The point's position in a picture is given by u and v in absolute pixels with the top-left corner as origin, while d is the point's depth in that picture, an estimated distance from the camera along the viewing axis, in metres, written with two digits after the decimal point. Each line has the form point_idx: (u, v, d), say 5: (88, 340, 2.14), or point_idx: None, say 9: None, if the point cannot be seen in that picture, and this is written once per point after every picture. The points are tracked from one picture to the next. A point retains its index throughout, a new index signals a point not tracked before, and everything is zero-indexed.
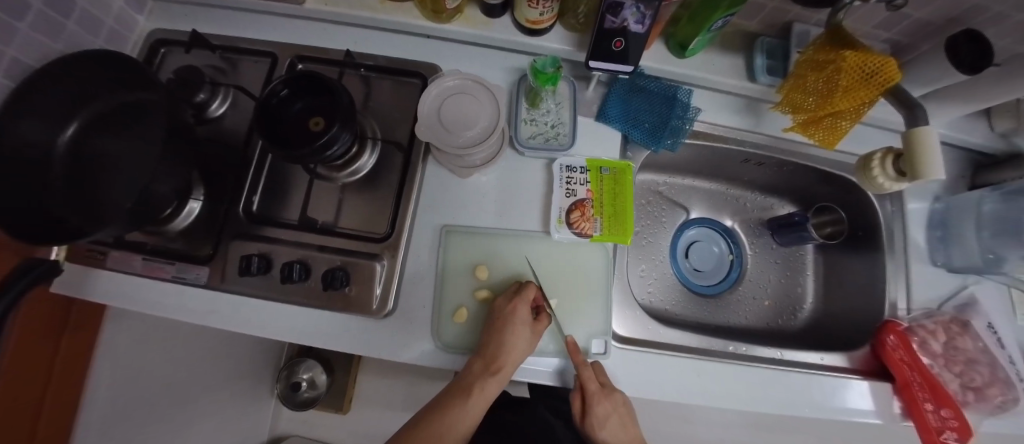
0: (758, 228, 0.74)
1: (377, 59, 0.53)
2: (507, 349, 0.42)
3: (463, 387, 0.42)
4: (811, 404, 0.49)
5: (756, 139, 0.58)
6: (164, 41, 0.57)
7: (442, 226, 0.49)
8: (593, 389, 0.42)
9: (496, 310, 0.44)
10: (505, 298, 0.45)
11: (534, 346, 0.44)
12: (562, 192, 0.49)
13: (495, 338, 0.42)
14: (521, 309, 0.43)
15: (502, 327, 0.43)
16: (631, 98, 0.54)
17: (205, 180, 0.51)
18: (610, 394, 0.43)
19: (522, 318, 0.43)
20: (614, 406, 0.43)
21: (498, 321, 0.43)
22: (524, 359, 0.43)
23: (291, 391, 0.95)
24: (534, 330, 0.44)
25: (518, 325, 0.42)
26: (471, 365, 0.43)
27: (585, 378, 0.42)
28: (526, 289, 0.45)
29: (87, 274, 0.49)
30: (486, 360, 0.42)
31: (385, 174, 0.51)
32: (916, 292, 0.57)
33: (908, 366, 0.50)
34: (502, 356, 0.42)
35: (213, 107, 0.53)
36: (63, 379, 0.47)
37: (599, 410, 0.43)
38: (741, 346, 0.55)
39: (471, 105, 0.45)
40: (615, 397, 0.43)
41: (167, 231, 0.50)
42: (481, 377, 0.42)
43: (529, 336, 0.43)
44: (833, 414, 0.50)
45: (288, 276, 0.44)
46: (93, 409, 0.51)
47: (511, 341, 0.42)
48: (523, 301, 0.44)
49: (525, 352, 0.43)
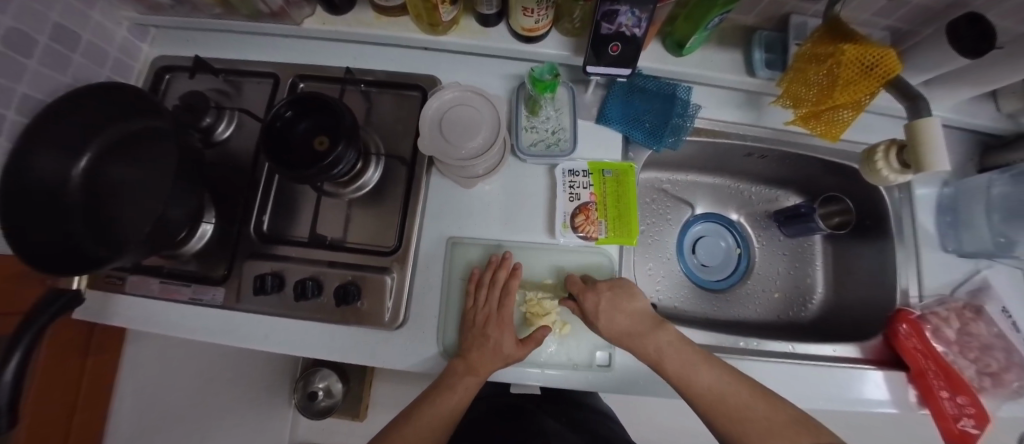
0: (765, 221, 0.74)
1: (376, 74, 0.54)
2: (487, 348, 0.43)
3: (445, 388, 0.43)
4: (818, 392, 0.50)
5: (759, 133, 0.58)
6: (168, 67, 0.59)
7: (447, 238, 0.50)
8: (640, 328, 0.43)
9: (477, 303, 0.46)
10: (488, 289, 0.46)
11: (524, 351, 0.44)
12: (566, 197, 0.50)
13: (477, 340, 0.43)
14: (507, 301, 0.45)
15: (486, 322, 0.44)
16: (629, 98, 0.54)
17: (215, 200, 0.52)
18: (670, 350, 0.42)
19: (509, 313, 0.45)
20: (678, 360, 0.42)
21: (482, 315, 0.45)
22: (506, 362, 0.43)
23: (308, 401, 0.97)
24: (590, 305, 0.44)
25: (505, 324, 0.44)
26: (452, 365, 0.43)
27: (629, 322, 0.43)
28: (573, 275, 0.46)
29: (107, 299, 0.52)
30: (468, 361, 0.43)
31: (389, 187, 0.51)
32: (926, 278, 0.57)
33: (922, 354, 0.51)
34: (482, 355, 0.43)
35: (219, 130, 0.54)
36: (94, 398, 0.50)
37: (669, 368, 0.41)
38: (752, 341, 0.55)
39: (473, 116, 0.46)
40: (672, 339, 0.43)
41: (182, 254, 0.51)
42: (463, 376, 0.43)
43: (512, 333, 0.44)
44: (841, 406, 0.50)
45: (302, 294, 0.45)
46: (121, 428, 0.53)
47: (494, 339, 0.43)
48: (577, 286, 0.45)
49: (510, 353, 0.43)
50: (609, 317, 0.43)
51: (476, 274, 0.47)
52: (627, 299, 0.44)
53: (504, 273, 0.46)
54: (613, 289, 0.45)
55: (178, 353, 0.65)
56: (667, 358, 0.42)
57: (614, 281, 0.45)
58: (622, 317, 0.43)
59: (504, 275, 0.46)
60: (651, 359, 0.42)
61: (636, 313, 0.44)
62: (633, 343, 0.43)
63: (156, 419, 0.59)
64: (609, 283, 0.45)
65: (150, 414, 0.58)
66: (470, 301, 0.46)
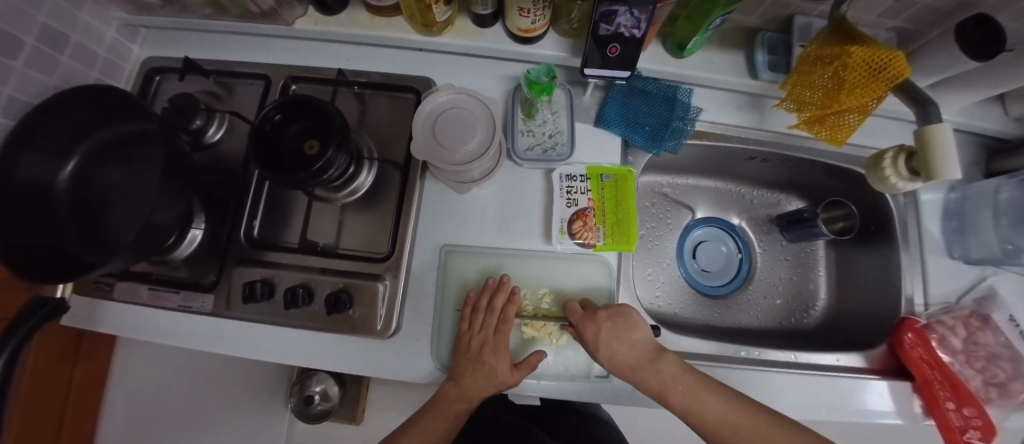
0: (766, 225, 0.72)
1: (370, 76, 0.53)
2: (481, 375, 0.42)
3: (435, 412, 0.45)
4: (820, 403, 0.49)
5: (760, 137, 0.57)
6: (159, 69, 0.57)
7: (441, 245, 0.49)
8: (641, 360, 0.42)
9: (472, 326, 0.44)
10: (485, 314, 0.45)
11: (518, 376, 0.43)
12: (563, 202, 0.48)
13: (470, 362, 0.43)
14: (505, 326, 0.44)
15: (482, 347, 0.43)
16: (629, 101, 0.53)
17: (206, 205, 0.51)
18: (673, 382, 0.41)
19: (506, 338, 0.44)
20: (684, 394, 0.41)
21: (477, 340, 0.43)
22: (500, 388, 0.43)
23: (303, 404, 0.96)
24: (590, 334, 0.42)
25: (501, 351, 0.43)
26: (444, 391, 0.43)
27: (629, 355, 0.42)
28: (571, 303, 0.44)
29: (95, 306, 0.50)
30: (460, 387, 0.43)
31: (382, 192, 0.50)
32: (931, 285, 0.56)
33: (928, 365, 0.49)
34: (474, 382, 0.42)
35: (209, 133, 0.53)
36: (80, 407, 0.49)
37: (671, 399, 0.41)
38: (753, 350, 0.53)
39: (467, 120, 0.44)
40: (676, 374, 0.42)
41: (171, 259, 0.50)
42: (453, 402, 0.44)
43: (507, 360, 0.43)
44: (846, 417, 0.49)
45: (292, 302, 0.44)
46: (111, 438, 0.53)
47: (489, 365, 0.42)
48: (577, 315, 0.43)
49: (503, 379, 0.42)
50: (609, 350, 0.42)
51: (473, 297, 0.45)
52: (626, 327, 0.43)
53: (502, 298, 0.45)
54: (611, 317, 0.43)
55: (170, 360, 0.65)
56: (669, 390, 0.41)
57: (613, 311, 0.44)
58: (621, 348, 0.42)
59: (501, 301, 0.45)
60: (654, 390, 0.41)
61: (637, 344, 0.43)
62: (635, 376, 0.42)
63: (151, 427, 0.59)
64: (607, 311, 0.43)
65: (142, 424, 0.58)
66: (465, 324, 0.45)
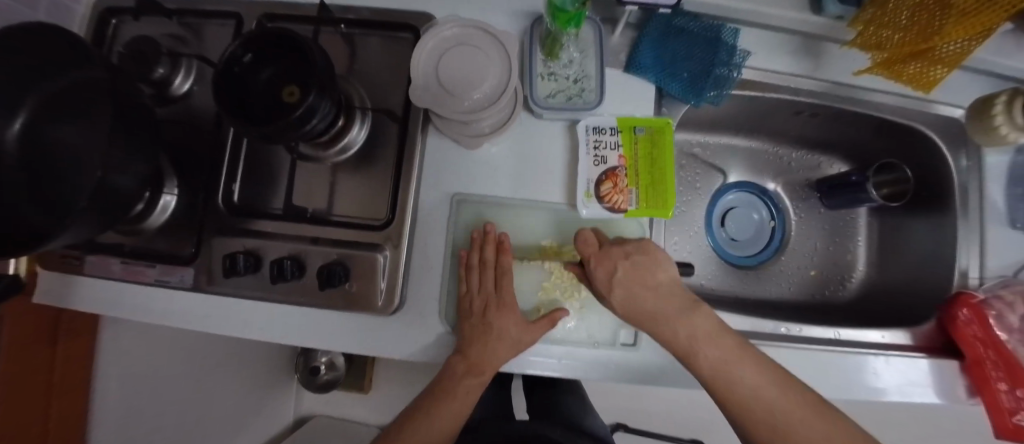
0: (805, 190, 0.66)
1: (360, 11, 0.45)
2: (492, 339, 0.38)
3: (446, 391, 0.40)
4: (846, 386, 0.44)
5: (814, 86, 0.49)
6: (112, 9, 0.48)
7: (452, 194, 0.42)
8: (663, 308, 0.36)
9: (472, 286, 0.39)
10: (480, 271, 0.40)
11: (533, 335, 0.39)
12: (590, 159, 0.42)
13: (478, 339, 0.38)
14: (505, 280, 0.40)
15: (486, 308, 0.39)
16: (667, 41, 0.45)
17: (177, 167, 0.45)
18: (700, 335, 0.35)
19: (510, 295, 0.40)
20: (710, 349, 0.35)
21: (480, 301, 0.39)
22: (515, 351, 0.39)
23: (308, 375, 0.91)
24: (603, 274, 0.38)
25: (506, 307, 0.39)
26: (451, 365, 0.39)
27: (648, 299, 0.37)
28: (585, 231, 0.39)
29: (65, 283, 0.44)
30: (469, 363, 0.39)
31: (380, 150, 0.43)
32: (988, 258, 0.50)
33: (982, 343, 0.45)
34: (486, 356, 0.38)
35: (176, 83, 0.45)
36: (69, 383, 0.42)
37: (696, 357, 0.35)
38: (793, 326, 0.48)
39: (476, 60, 0.37)
40: (706, 326, 0.36)
41: (144, 230, 0.44)
42: (467, 384, 0.40)
43: (516, 315, 0.39)
44: (859, 396, 0.44)
45: (280, 275, 0.38)
46: (106, 427, 0.46)
47: (497, 326, 0.38)
48: (591, 248, 0.38)
49: (518, 339, 0.39)
50: (625, 290, 0.37)
51: (464, 255, 0.41)
52: (650, 270, 0.38)
53: (493, 249, 0.40)
54: (630, 256, 0.38)
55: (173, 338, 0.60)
56: (697, 346, 0.35)
57: (634, 248, 0.38)
58: (642, 291, 0.37)
59: (493, 252, 0.40)
60: (675, 343, 0.36)
61: (659, 287, 0.37)
62: (656, 324, 0.36)
63: (158, 407, 0.55)
64: (626, 249, 0.38)
65: (148, 403, 0.53)
66: (463, 286, 0.40)
